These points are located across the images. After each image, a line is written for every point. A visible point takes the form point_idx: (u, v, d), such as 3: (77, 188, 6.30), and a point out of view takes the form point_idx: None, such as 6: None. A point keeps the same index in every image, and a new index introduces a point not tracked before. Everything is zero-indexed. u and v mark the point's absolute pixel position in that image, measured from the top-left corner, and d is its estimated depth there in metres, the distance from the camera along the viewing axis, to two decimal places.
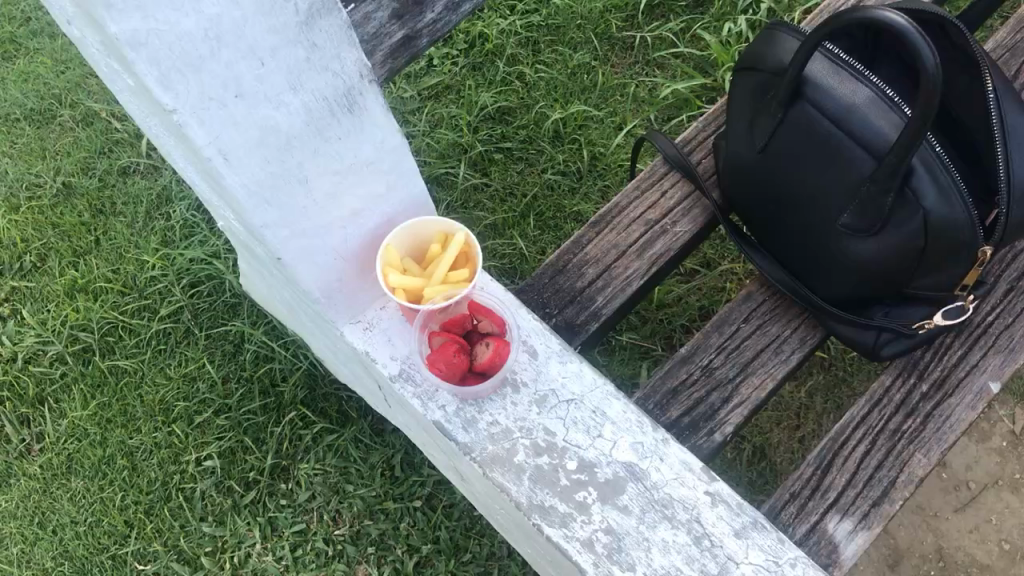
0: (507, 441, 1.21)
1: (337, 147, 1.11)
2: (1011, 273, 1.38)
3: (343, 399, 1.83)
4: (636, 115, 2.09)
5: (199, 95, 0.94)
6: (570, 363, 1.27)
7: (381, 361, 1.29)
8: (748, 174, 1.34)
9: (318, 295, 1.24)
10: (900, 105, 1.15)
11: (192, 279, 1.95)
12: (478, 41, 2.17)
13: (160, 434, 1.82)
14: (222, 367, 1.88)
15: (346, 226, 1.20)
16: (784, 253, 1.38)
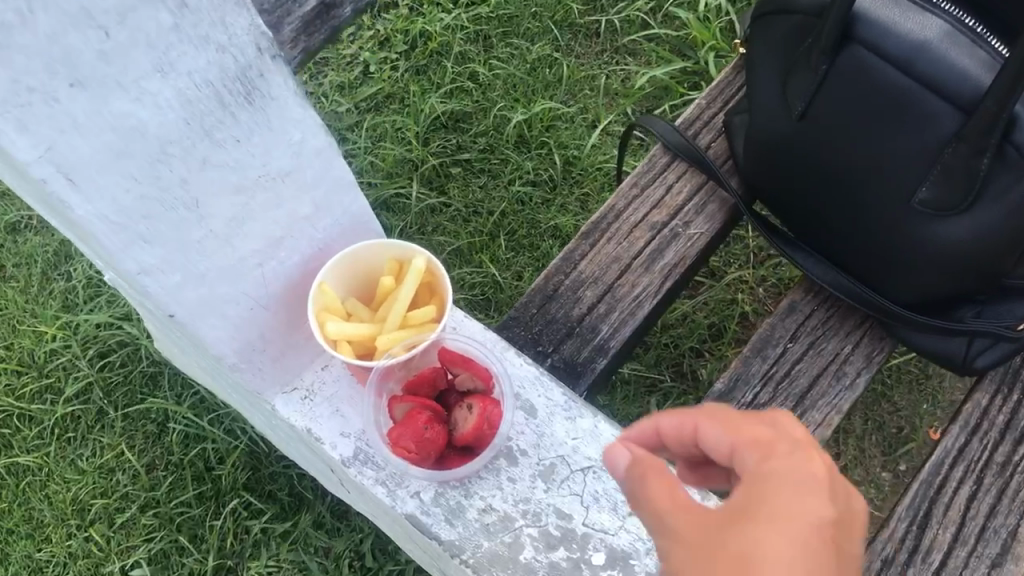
0: (508, 534, 0.90)
1: (236, 152, 0.80)
2: None
3: (294, 477, 1.50)
4: (611, 110, 1.80)
5: (8, 84, 0.61)
6: (581, 418, 0.96)
7: (328, 441, 0.97)
8: (785, 151, 1.04)
9: (234, 359, 0.92)
10: (987, 38, 0.86)
11: (101, 349, 1.61)
12: (420, 41, 1.85)
13: (75, 542, 1.48)
14: (145, 453, 1.54)
15: (263, 263, 0.89)
16: (835, 248, 1.08)
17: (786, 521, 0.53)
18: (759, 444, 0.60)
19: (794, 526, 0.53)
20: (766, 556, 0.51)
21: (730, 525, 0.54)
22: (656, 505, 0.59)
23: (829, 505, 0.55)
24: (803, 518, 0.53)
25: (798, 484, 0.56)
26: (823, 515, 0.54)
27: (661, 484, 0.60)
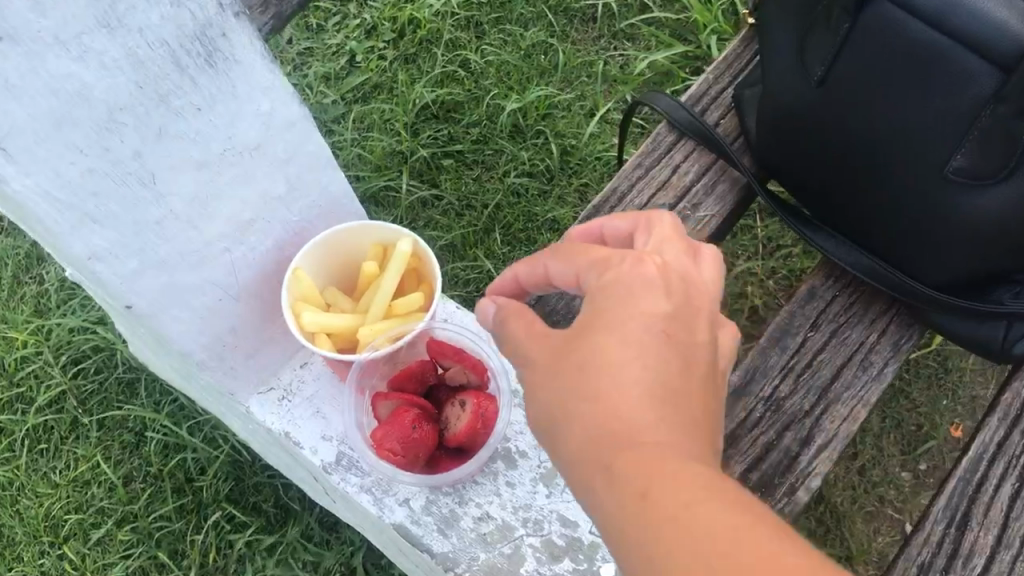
0: (507, 544, 0.82)
1: (196, 122, 0.71)
2: None
3: (280, 488, 1.41)
4: (609, 97, 1.72)
5: None
6: None
7: (308, 446, 0.89)
8: (802, 122, 0.96)
9: (201, 355, 0.84)
10: None
11: (74, 355, 1.52)
12: (409, 28, 1.77)
13: (48, 561, 1.39)
14: (122, 465, 1.45)
15: (231, 249, 0.80)
16: (857, 227, 1.00)
17: (621, 322, 0.57)
18: (596, 252, 0.62)
19: (627, 324, 0.57)
20: (609, 366, 0.56)
21: (574, 341, 0.58)
22: (520, 339, 0.63)
23: (663, 298, 0.58)
24: (637, 316, 0.57)
25: (633, 289, 0.59)
26: (656, 309, 0.58)
27: (522, 319, 0.63)
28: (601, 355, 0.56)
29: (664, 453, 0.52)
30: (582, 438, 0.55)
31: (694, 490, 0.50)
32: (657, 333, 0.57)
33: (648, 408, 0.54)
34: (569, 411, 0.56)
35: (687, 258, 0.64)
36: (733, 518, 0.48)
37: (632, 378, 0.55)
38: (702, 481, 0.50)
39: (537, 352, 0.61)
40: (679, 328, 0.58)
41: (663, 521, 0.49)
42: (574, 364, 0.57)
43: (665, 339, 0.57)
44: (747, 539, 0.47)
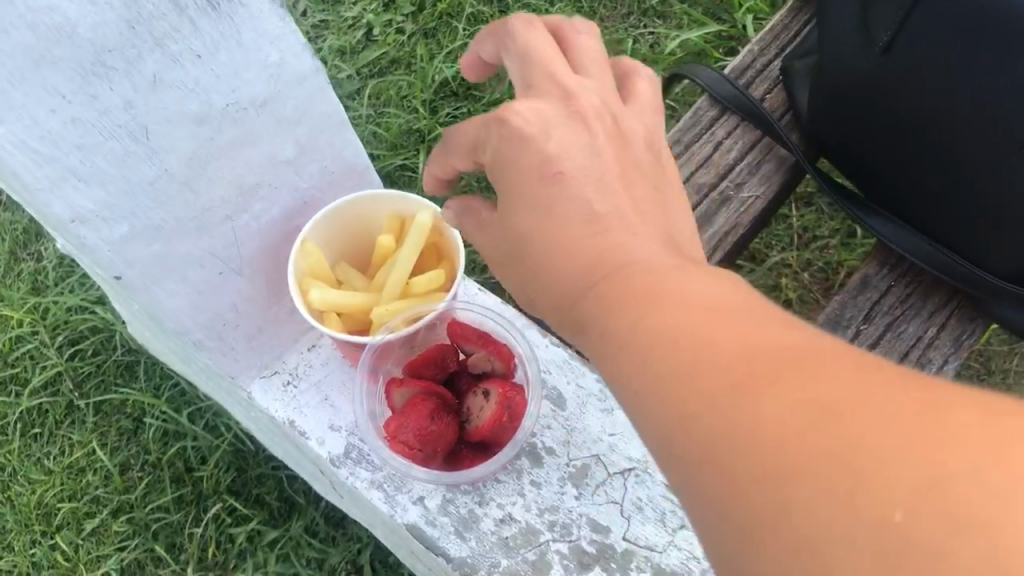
0: (531, 551, 0.74)
1: (194, 71, 0.63)
2: None
3: (284, 480, 1.34)
4: None
5: None
6: (619, 411, 0.79)
7: (314, 436, 0.81)
8: (861, 94, 0.88)
9: (199, 334, 0.76)
10: None
11: (72, 336, 1.45)
12: (429, 2, 1.69)
13: (39, 551, 1.32)
14: (119, 451, 1.38)
15: (233, 217, 0.73)
16: (917, 211, 0.91)
17: (525, 186, 0.56)
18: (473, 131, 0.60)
19: (531, 188, 0.56)
20: (542, 231, 0.55)
21: (506, 224, 0.58)
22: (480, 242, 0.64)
23: (543, 145, 0.56)
24: (532, 177, 0.56)
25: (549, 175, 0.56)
26: (548, 158, 0.56)
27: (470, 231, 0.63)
28: (529, 230, 0.56)
29: (610, 284, 0.50)
30: (561, 309, 0.54)
31: (638, 302, 0.47)
32: (556, 185, 0.55)
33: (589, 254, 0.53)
34: (539, 287, 0.56)
35: (552, 72, 0.60)
36: (675, 314, 0.45)
37: (566, 236, 0.54)
38: (640, 288, 0.48)
39: (492, 249, 0.61)
40: (572, 163, 0.56)
41: (615, 353, 0.47)
42: (518, 243, 0.56)
43: (566, 185, 0.55)
44: (689, 327, 0.43)
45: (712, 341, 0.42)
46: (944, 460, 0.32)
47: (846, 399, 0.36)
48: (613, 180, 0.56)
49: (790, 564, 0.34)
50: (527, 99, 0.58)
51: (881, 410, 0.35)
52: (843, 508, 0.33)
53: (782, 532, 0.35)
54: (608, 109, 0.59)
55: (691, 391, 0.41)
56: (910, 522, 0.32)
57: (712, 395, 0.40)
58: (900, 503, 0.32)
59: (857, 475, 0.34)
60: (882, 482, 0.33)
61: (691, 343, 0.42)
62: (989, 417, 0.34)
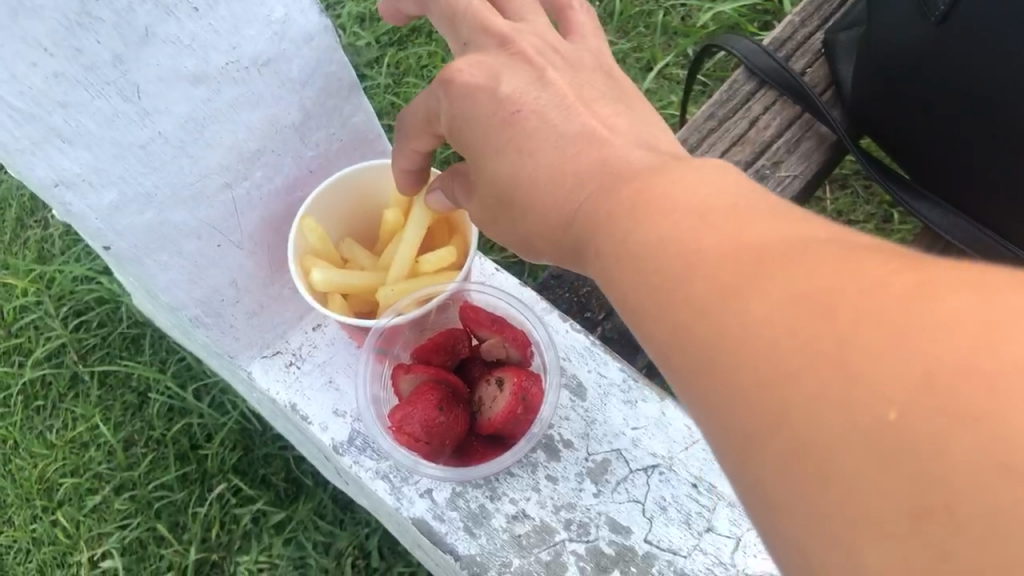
0: (546, 551, 0.69)
1: (191, 25, 0.58)
2: None
3: (292, 460, 1.30)
4: (668, 51, 1.57)
5: None
6: (644, 403, 0.74)
7: (316, 422, 0.76)
8: (912, 70, 0.82)
9: (196, 311, 0.72)
10: None
11: (77, 307, 1.41)
12: None
13: (40, 527, 1.29)
14: (123, 427, 1.34)
15: (233, 186, 0.68)
16: (966, 196, 0.85)
17: (489, 137, 0.54)
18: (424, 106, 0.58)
19: (494, 136, 0.54)
20: (516, 175, 0.53)
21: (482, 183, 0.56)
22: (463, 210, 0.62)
23: (495, 91, 0.54)
24: (489, 129, 0.54)
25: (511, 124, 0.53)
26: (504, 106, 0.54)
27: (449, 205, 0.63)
28: (502, 177, 0.54)
29: (589, 211, 0.48)
30: (559, 248, 0.52)
31: (615, 221, 0.44)
32: (515, 128, 0.53)
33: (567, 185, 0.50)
34: (532, 231, 0.53)
35: (485, 21, 0.58)
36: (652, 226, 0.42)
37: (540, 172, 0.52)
38: (612, 206, 0.45)
39: (476, 211, 0.59)
40: (527, 99, 0.54)
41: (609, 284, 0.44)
42: (499, 194, 0.54)
43: (525, 125, 0.53)
44: (663, 239, 0.40)
45: (689, 252, 0.39)
46: (935, 348, 0.29)
47: (828, 294, 0.33)
48: (574, 104, 0.54)
49: (793, 477, 0.31)
50: (468, 57, 0.57)
51: (865, 302, 0.32)
52: (835, 411, 0.30)
53: (782, 444, 0.31)
54: (548, 45, 0.57)
55: (676, 292, 0.38)
56: (903, 417, 0.29)
57: (693, 309, 0.36)
58: (893, 401, 0.29)
59: (846, 374, 0.30)
60: (873, 379, 0.30)
61: (664, 257, 0.39)
62: (978, 293, 0.30)
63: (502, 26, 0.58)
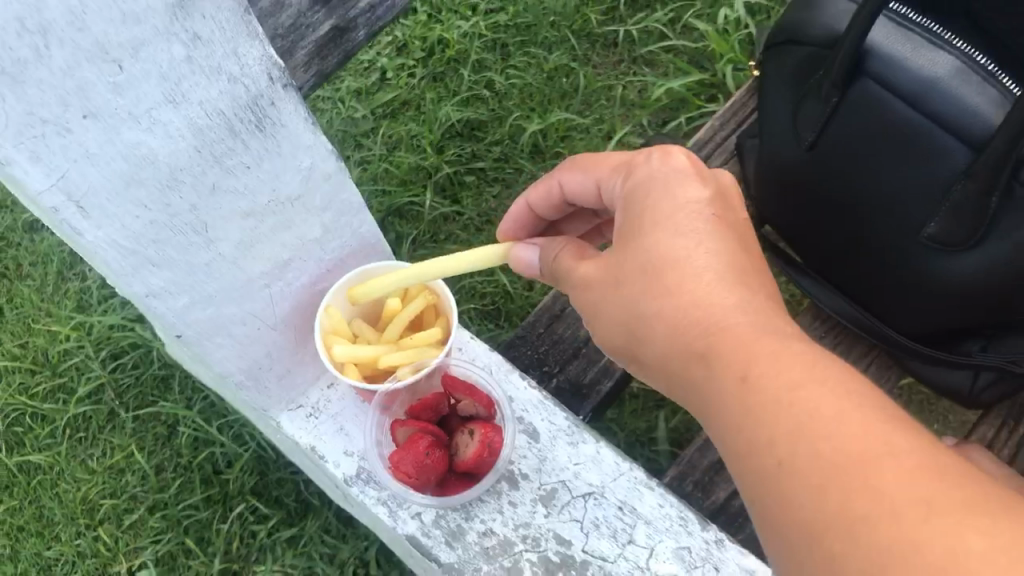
0: (508, 558, 0.91)
1: (245, 177, 0.81)
2: None
3: (302, 484, 1.51)
4: (626, 120, 1.80)
5: (23, 117, 0.64)
6: (583, 444, 0.96)
7: (332, 460, 0.98)
8: (794, 184, 1.04)
9: (241, 378, 0.94)
10: (997, 76, 0.89)
11: (113, 350, 1.63)
12: (438, 48, 1.86)
13: (84, 541, 1.50)
14: (154, 455, 1.55)
15: (271, 285, 0.90)
16: (838, 279, 1.08)
17: (681, 224, 0.74)
18: (637, 162, 0.81)
19: (681, 225, 0.74)
20: (684, 272, 0.72)
21: (637, 257, 0.75)
22: (563, 281, 0.84)
23: (700, 194, 0.77)
24: (679, 209, 0.76)
25: (692, 232, 0.74)
26: (705, 221, 0.75)
27: (562, 261, 0.84)
28: (661, 254, 0.73)
29: (756, 347, 0.66)
30: (676, 344, 0.71)
31: (789, 375, 0.63)
32: (700, 228, 0.74)
33: (727, 309, 0.69)
34: (661, 319, 0.72)
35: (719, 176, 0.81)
36: (827, 385, 0.62)
37: (708, 286, 0.71)
38: (794, 377, 0.63)
39: (591, 269, 0.80)
40: (718, 217, 0.76)
41: (762, 394, 0.63)
42: (653, 272, 0.73)
43: (711, 232, 0.74)
44: (870, 438, 0.57)
45: (869, 433, 0.58)
46: None
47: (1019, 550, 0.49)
48: (750, 257, 0.75)
49: None
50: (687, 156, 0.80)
51: None
52: None
53: None
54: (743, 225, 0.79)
55: (879, 488, 0.55)
56: None
57: (899, 508, 0.53)
58: None
59: None
60: None
61: (870, 456, 0.56)
62: None
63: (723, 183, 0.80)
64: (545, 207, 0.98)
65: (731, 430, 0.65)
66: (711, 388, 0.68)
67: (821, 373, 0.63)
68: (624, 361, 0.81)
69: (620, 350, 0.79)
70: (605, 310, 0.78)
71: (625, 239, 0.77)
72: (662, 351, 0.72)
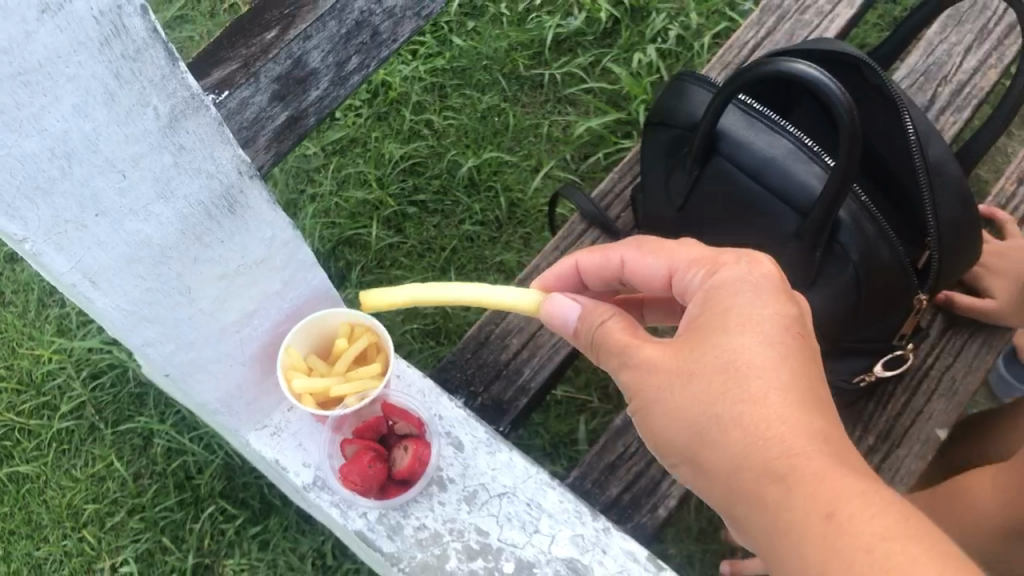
0: (437, 547, 1.12)
1: (219, 249, 1.01)
2: (937, 320, 1.47)
3: (265, 487, 1.71)
4: (551, 155, 2.02)
5: (52, 220, 0.84)
6: (499, 453, 1.18)
7: (293, 469, 1.19)
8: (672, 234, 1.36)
9: (217, 405, 1.14)
10: (820, 155, 1.17)
11: (92, 370, 1.81)
12: (381, 90, 2.07)
13: (70, 542, 1.69)
14: (132, 463, 1.74)
15: (241, 330, 1.10)
16: None
17: (769, 332, 0.85)
18: (722, 262, 0.92)
19: (769, 333, 0.85)
20: (769, 385, 0.83)
21: (719, 358, 0.85)
22: (609, 348, 0.95)
23: (789, 307, 0.87)
24: (764, 314, 0.86)
25: (775, 346, 0.84)
26: (788, 334, 0.85)
27: (618, 335, 0.94)
28: (744, 359, 0.84)
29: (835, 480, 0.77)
30: (751, 454, 0.81)
31: (869, 518, 0.74)
32: (784, 340, 0.85)
33: (805, 434, 0.80)
34: (737, 425, 0.82)
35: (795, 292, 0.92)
36: (907, 535, 0.73)
37: (787, 405, 0.82)
38: (874, 523, 0.74)
39: (654, 350, 0.90)
40: (798, 327, 0.87)
41: (847, 529, 0.74)
42: (735, 377, 0.83)
43: (793, 345, 0.85)
44: None
45: None
46: None
47: None
48: (821, 377, 0.86)
49: None
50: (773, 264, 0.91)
51: None
52: None
53: None
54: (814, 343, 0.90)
55: None
56: None
57: None
58: None
59: None
60: None
61: None
62: None
63: (800, 300, 0.91)
64: (594, 277, 1.10)
65: (807, 553, 0.75)
66: (788, 507, 0.78)
67: (900, 520, 0.74)
68: (670, 455, 0.91)
69: (674, 447, 0.89)
70: (672, 405, 0.87)
71: (703, 337, 0.87)
72: (732, 457, 0.83)
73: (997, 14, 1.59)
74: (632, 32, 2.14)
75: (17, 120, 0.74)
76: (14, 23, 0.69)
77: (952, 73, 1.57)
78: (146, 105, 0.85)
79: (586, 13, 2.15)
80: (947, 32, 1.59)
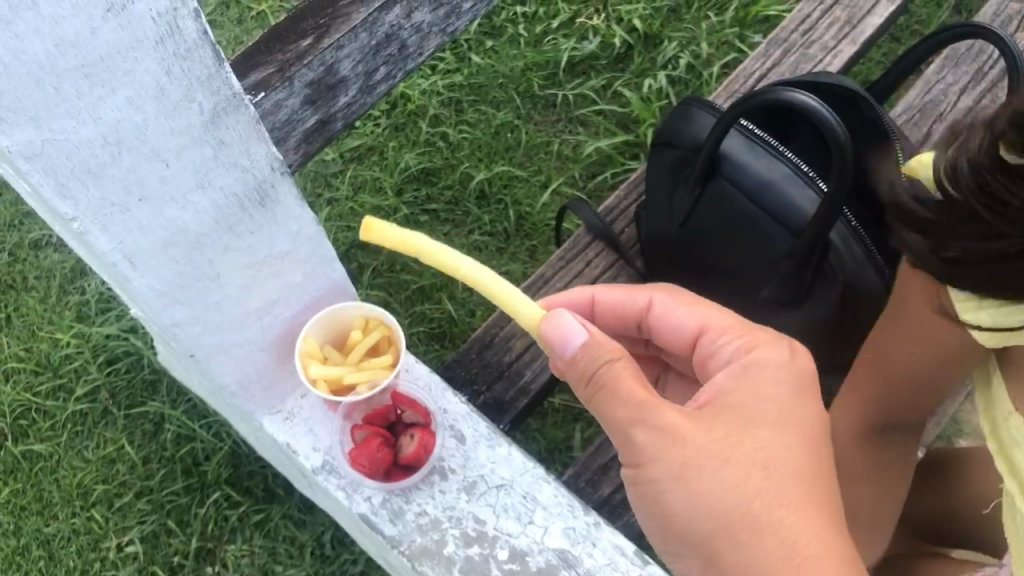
0: (436, 533, 1.20)
1: (249, 240, 1.08)
2: None
3: (269, 477, 1.77)
4: (560, 172, 2.09)
5: (100, 202, 0.90)
6: (499, 447, 1.25)
7: (302, 453, 1.27)
8: (671, 249, 1.43)
9: (235, 387, 1.21)
10: (815, 181, 1.27)
11: (109, 356, 1.88)
12: (400, 102, 2.14)
13: (78, 520, 1.75)
14: (142, 447, 1.81)
15: (262, 318, 1.17)
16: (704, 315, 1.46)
17: (808, 441, 0.92)
18: (760, 342, 0.98)
19: (807, 441, 0.92)
20: (804, 498, 0.89)
21: (762, 458, 0.90)
22: (612, 396, 0.92)
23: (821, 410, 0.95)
24: (802, 414, 0.94)
25: (811, 460, 0.92)
26: (819, 446, 0.93)
27: (638, 390, 0.92)
28: (785, 465, 0.90)
29: None
30: (785, 563, 0.86)
31: None
32: (816, 449, 0.93)
33: (834, 555, 0.87)
34: (773, 532, 0.87)
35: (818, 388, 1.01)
36: None
37: (817, 521, 0.88)
38: None
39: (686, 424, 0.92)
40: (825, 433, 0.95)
41: None
42: (776, 482, 0.89)
43: (822, 454, 0.93)
44: None
45: None
46: None
47: None
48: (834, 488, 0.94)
49: None
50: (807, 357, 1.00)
51: None
52: None
53: None
54: None
55: None
56: None
57: None
58: None
59: None
60: None
61: None
62: None
63: None
64: (609, 313, 1.14)
65: None
66: None
67: None
68: (677, 537, 0.93)
69: (687, 530, 0.91)
70: (705, 490, 0.89)
71: (745, 429, 0.92)
72: (758, 563, 0.87)
73: (991, 58, 1.67)
74: (644, 58, 2.22)
75: (76, 108, 0.81)
76: (81, 20, 0.75)
77: (947, 111, 1.64)
78: (192, 101, 0.90)
79: (600, 38, 2.23)
80: (944, 72, 1.67)
